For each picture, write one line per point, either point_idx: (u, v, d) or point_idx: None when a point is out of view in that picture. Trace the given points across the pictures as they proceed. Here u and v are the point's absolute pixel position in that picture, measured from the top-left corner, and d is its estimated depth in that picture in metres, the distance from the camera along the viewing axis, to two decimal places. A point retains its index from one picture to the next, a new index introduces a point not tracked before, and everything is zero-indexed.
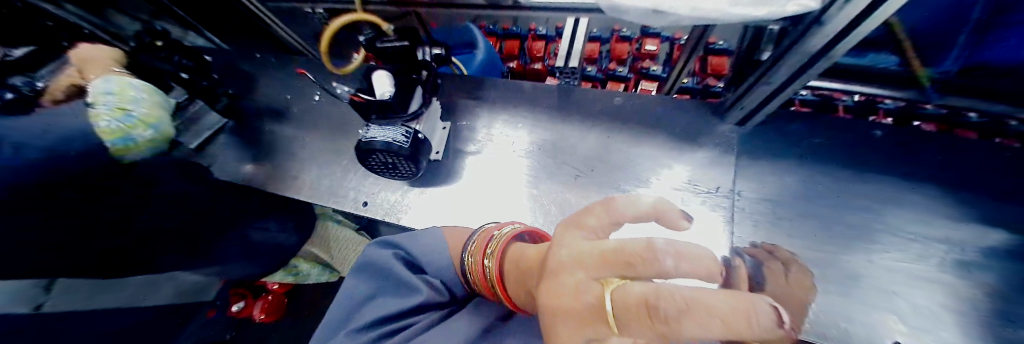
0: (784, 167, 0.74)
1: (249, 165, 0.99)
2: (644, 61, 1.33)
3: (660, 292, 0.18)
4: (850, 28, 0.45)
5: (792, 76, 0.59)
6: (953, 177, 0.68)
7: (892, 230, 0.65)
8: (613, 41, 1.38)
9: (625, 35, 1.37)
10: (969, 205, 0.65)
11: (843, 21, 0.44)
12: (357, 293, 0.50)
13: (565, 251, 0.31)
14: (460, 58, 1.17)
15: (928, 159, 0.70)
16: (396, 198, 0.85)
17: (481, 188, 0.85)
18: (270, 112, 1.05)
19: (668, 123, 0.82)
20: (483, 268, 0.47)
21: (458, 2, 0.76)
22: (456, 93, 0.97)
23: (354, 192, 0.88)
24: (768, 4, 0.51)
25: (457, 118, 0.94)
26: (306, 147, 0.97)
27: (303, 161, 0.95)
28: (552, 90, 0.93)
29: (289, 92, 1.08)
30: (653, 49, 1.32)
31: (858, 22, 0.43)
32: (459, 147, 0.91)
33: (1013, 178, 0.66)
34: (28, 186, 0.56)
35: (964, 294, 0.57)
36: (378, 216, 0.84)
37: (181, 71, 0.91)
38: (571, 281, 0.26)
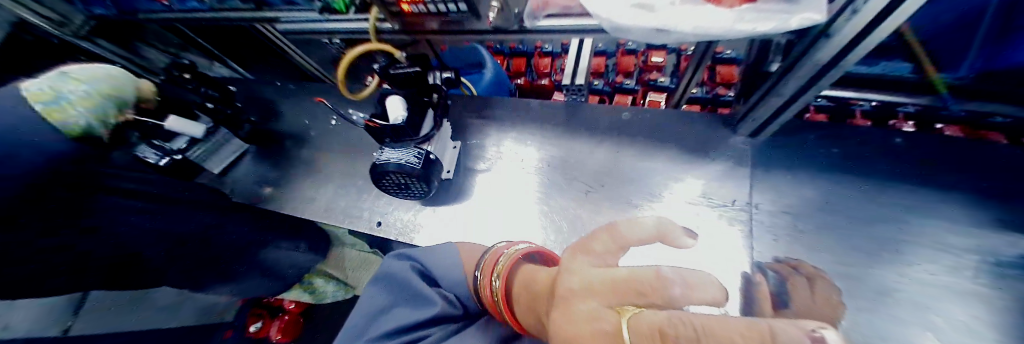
0: (801, 177, 0.72)
1: (268, 188, 1.03)
2: (651, 73, 1.35)
3: (673, 320, 0.19)
4: (859, 40, 0.45)
5: (803, 87, 0.59)
6: (986, 183, 0.64)
7: (925, 242, 0.61)
8: (619, 54, 1.42)
9: (630, 49, 1.40)
10: (1009, 213, 0.61)
11: (851, 32, 0.44)
12: (375, 305, 0.50)
13: (574, 278, 0.32)
14: (469, 78, 1.21)
15: (956, 165, 0.67)
16: (410, 218, 0.87)
17: (492, 205, 0.85)
18: (290, 136, 1.11)
19: (677, 136, 0.82)
20: (492, 286, 0.46)
21: (468, 29, 0.79)
22: (466, 113, 1.00)
23: (368, 212, 0.90)
24: (772, 19, 0.51)
25: (467, 136, 0.96)
26: (323, 170, 1.01)
27: (320, 183, 0.99)
28: (559, 107, 0.95)
29: (307, 117, 1.13)
30: (659, 61, 1.34)
31: (867, 34, 0.43)
32: (469, 165, 0.92)
33: None
34: (20, 187, 0.55)
35: (1016, 311, 0.53)
36: (392, 235, 0.85)
37: (207, 101, 0.94)
38: (585, 310, 0.26)
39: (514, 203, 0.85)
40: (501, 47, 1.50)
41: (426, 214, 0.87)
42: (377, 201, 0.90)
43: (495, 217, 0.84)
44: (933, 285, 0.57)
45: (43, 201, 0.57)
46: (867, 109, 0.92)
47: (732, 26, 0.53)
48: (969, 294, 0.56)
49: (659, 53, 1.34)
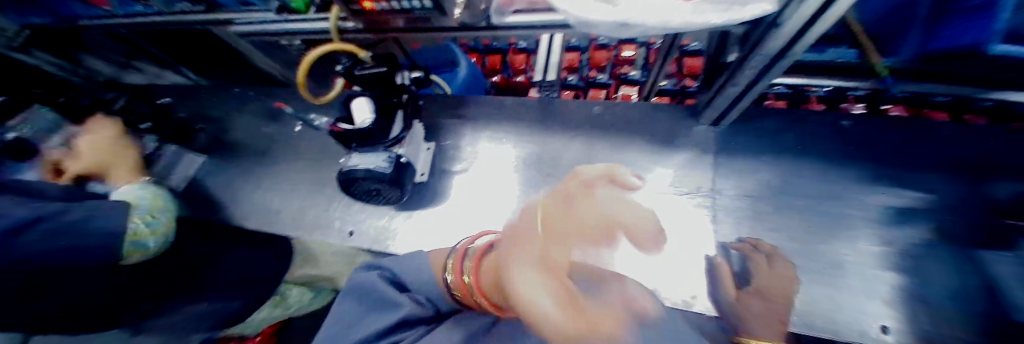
0: (762, 162, 0.75)
1: (231, 202, 0.97)
2: (624, 67, 1.38)
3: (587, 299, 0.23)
4: (806, 27, 0.47)
5: (758, 76, 0.61)
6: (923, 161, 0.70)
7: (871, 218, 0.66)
8: (592, 49, 1.43)
9: (603, 43, 1.41)
10: (943, 187, 0.66)
11: (797, 21, 0.46)
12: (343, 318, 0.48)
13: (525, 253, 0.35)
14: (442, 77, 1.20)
15: (897, 145, 0.72)
16: (384, 224, 0.85)
17: (469, 206, 0.85)
18: (255, 145, 1.05)
19: (646, 128, 0.84)
20: (463, 281, 0.46)
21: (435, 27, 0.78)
22: (438, 113, 0.98)
23: (340, 219, 0.87)
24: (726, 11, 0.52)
25: (441, 137, 0.95)
26: (290, 179, 0.96)
27: (287, 193, 0.94)
28: (532, 104, 0.95)
29: (272, 125, 1.08)
30: (631, 55, 1.37)
31: (812, 22, 0.45)
32: (444, 167, 0.91)
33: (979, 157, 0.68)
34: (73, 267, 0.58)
35: None
36: (366, 243, 0.83)
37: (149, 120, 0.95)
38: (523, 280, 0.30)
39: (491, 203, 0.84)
40: (475, 46, 1.49)
41: (401, 219, 0.85)
42: (349, 207, 0.87)
43: (471, 219, 0.82)
44: (880, 256, 0.61)
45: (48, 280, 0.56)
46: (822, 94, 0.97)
47: (690, 17, 0.54)
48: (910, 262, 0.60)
49: (631, 47, 1.36)
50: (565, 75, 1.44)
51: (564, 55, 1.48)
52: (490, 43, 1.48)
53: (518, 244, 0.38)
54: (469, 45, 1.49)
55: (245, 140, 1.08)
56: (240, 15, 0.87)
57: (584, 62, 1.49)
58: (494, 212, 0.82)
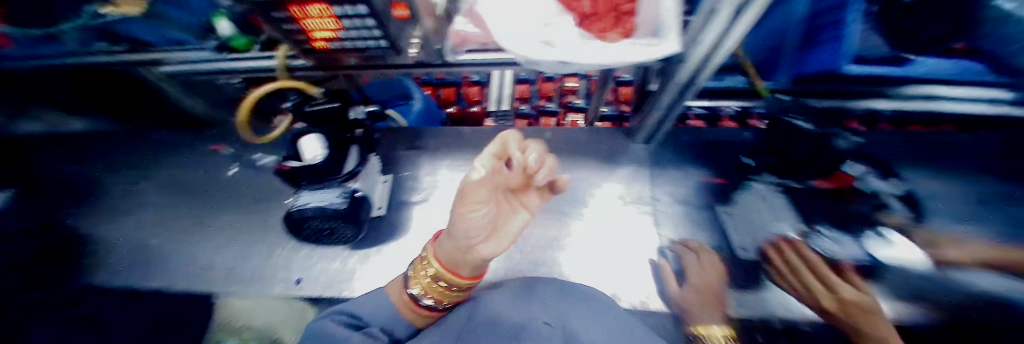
0: (689, 171, 0.87)
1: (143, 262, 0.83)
2: (569, 96, 1.52)
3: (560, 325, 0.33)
4: (705, 63, 0.58)
5: (675, 101, 0.73)
6: None
7: None
8: (540, 80, 1.55)
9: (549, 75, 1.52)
10: None
11: (698, 58, 0.57)
12: None
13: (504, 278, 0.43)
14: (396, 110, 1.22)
15: None
16: (337, 267, 0.78)
17: (430, 236, 0.83)
18: (183, 197, 0.94)
19: (592, 148, 0.93)
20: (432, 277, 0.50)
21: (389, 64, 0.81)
22: (395, 146, 0.98)
23: (285, 269, 0.79)
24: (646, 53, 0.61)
25: (398, 170, 0.94)
26: (224, 228, 0.86)
27: (219, 244, 0.84)
28: (488, 132, 1.00)
29: (204, 171, 0.98)
30: (574, 86, 1.52)
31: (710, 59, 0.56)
32: (403, 198, 0.89)
33: None
34: None
35: None
36: (317, 291, 0.75)
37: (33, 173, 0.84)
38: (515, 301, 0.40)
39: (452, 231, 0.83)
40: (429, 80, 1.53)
41: (356, 260, 0.79)
42: (296, 256, 0.79)
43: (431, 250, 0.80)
44: (747, 216, 0.71)
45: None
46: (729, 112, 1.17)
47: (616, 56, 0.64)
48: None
49: (572, 79, 1.51)
50: (518, 105, 1.55)
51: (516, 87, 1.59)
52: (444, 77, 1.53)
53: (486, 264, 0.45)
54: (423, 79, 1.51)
55: (171, 191, 0.96)
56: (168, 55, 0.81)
57: (534, 93, 1.62)
58: None
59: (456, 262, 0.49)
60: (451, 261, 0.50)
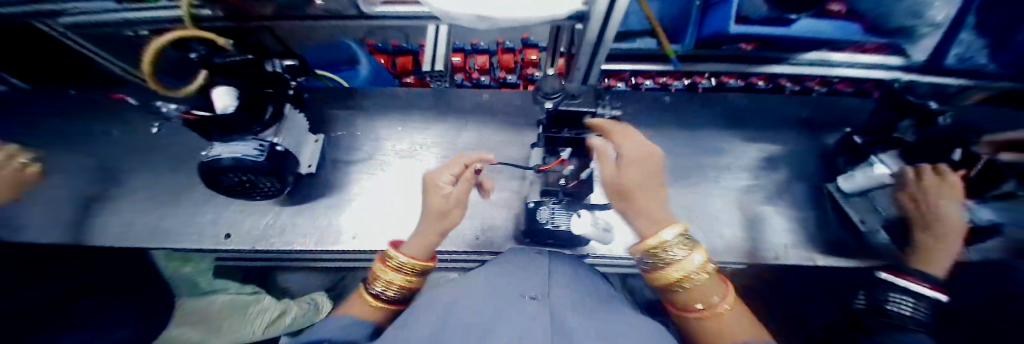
0: None
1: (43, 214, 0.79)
2: (529, 69, 1.46)
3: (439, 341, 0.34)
4: (606, 15, 0.59)
5: (589, 62, 0.76)
6: (718, 121, 0.97)
7: (692, 166, 0.91)
8: (500, 52, 1.48)
9: (509, 47, 1.47)
10: (722, 137, 0.95)
11: (598, 14, 0.58)
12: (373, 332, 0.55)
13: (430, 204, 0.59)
14: (343, 75, 1.22)
15: (690, 114, 0.98)
16: (267, 223, 0.80)
17: (374, 196, 0.85)
18: (112, 159, 0.89)
19: (521, 110, 0.99)
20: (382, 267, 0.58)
21: (300, 15, 0.74)
22: (329, 105, 0.97)
23: (213, 226, 0.79)
24: (548, 10, 0.60)
25: (332, 131, 0.94)
26: (139, 189, 0.83)
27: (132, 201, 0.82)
28: (427, 94, 1.00)
29: (119, 128, 0.94)
30: (535, 58, 1.44)
31: (608, 12, 0.57)
32: (337, 157, 0.90)
33: (751, 118, 0.96)
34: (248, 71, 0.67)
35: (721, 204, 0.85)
36: (245, 246, 0.77)
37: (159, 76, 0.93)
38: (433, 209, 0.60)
39: (390, 196, 0.85)
40: (384, 47, 1.44)
41: (289, 216, 0.81)
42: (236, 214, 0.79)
43: (363, 210, 0.83)
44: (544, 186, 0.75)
45: (204, 124, 0.62)
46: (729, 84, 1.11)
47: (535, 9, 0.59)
48: (699, 202, 0.85)
49: (534, 51, 1.44)
50: (476, 76, 1.48)
51: (474, 57, 1.49)
52: (399, 44, 1.40)
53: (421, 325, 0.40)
54: (377, 46, 1.42)
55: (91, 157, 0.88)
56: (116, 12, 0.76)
57: (495, 64, 1.54)
58: (391, 206, 0.84)
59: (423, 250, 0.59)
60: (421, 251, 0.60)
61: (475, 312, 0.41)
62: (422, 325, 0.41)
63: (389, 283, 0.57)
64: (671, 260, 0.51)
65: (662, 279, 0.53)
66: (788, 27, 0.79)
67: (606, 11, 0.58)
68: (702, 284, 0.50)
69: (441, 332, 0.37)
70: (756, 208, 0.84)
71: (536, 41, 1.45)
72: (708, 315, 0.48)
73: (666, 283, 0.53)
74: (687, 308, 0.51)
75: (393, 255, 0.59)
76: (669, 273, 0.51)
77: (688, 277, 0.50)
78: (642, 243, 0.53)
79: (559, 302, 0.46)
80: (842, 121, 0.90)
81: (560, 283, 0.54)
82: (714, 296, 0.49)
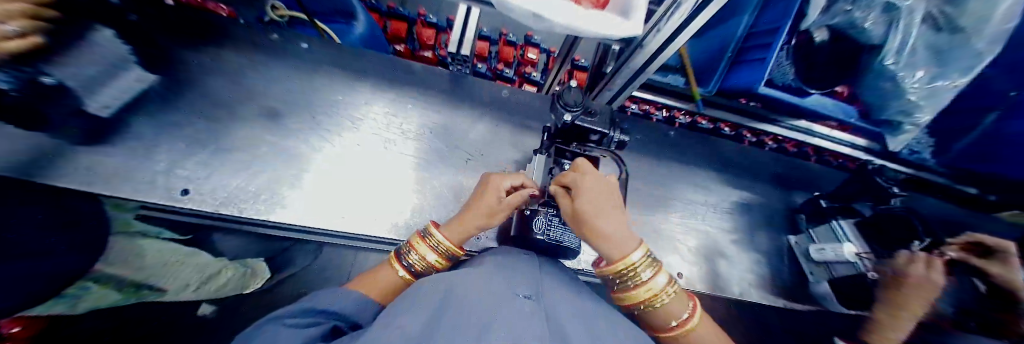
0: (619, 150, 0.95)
1: None
2: (526, 67, 1.43)
3: (456, 331, 0.33)
4: (663, 48, 0.59)
5: (625, 85, 0.76)
6: (719, 162, 1.02)
7: (685, 200, 0.96)
8: (501, 43, 1.44)
9: (512, 40, 1.45)
10: (718, 179, 1.01)
11: (657, 43, 0.58)
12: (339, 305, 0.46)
13: (493, 203, 0.59)
14: (332, 27, 1.07)
15: (698, 151, 1.01)
16: (239, 185, 0.69)
17: (370, 175, 0.78)
18: None
19: (535, 113, 0.96)
20: (415, 259, 0.60)
21: None
22: (329, 66, 0.87)
23: (168, 174, 0.66)
24: (616, 27, 0.56)
25: (330, 93, 0.84)
26: None
27: None
28: (442, 76, 0.94)
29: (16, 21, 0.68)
30: (534, 58, 1.43)
31: (667, 45, 0.58)
32: (336, 125, 0.81)
33: (746, 165, 1.03)
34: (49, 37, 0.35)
35: (703, 238, 0.93)
36: (209, 208, 0.65)
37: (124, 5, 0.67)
38: (491, 209, 0.60)
39: (384, 178, 0.79)
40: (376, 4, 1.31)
41: (266, 180, 0.71)
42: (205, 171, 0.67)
43: (354, 188, 0.76)
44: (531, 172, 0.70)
45: None
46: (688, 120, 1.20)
47: (599, 26, 0.56)
48: (685, 235, 0.92)
49: (533, 50, 1.43)
50: (473, 62, 1.42)
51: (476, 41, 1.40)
52: (395, 7, 1.31)
53: (422, 319, 0.38)
54: (370, 3, 1.30)
55: None
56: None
57: (493, 53, 1.49)
58: (384, 189, 0.78)
59: (462, 237, 0.60)
60: (455, 237, 0.61)
61: (482, 303, 0.40)
62: (418, 313, 0.39)
63: (421, 259, 0.60)
64: (641, 280, 0.52)
65: (635, 298, 0.55)
66: (802, 98, 0.88)
67: (666, 46, 0.59)
68: (670, 303, 0.53)
69: (456, 324, 0.35)
70: (730, 249, 0.93)
71: (539, 41, 1.46)
72: (683, 333, 0.52)
73: (631, 301, 0.56)
74: (661, 326, 0.54)
75: (432, 234, 0.60)
76: (638, 293, 0.53)
77: (656, 297, 0.53)
78: (613, 265, 0.52)
79: (553, 305, 0.45)
80: (811, 185, 1.02)
81: (552, 279, 0.55)
82: (681, 313, 0.53)
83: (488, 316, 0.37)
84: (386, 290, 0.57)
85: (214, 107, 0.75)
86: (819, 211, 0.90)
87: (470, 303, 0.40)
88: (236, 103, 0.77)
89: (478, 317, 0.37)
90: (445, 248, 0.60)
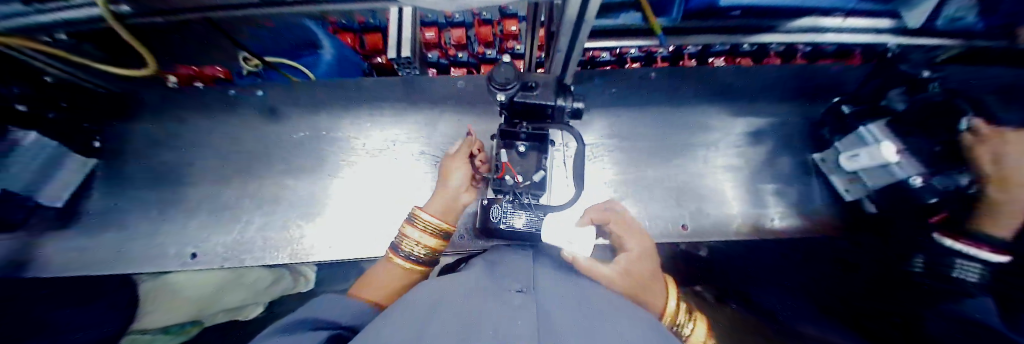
0: (593, 112, 0.91)
1: None
2: (508, 42, 1.33)
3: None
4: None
5: (568, 45, 0.69)
6: (713, 95, 0.90)
7: (672, 145, 0.89)
8: (476, 24, 1.33)
9: (486, 18, 1.32)
10: (713, 112, 0.91)
11: None
12: (339, 316, 0.40)
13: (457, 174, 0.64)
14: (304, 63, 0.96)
15: (684, 89, 0.91)
16: (236, 240, 0.77)
17: (358, 201, 0.83)
18: None
19: None
20: (413, 250, 0.56)
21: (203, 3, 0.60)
22: (284, 108, 0.88)
23: (178, 243, 0.76)
24: None
25: (292, 131, 0.87)
26: (76, 211, 0.75)
27: (72, 225, 0.74)
28: (395, 84, 0.90)
29: None
30: (515, 30, 1.28)
31: None
32: (307, 163, 0.86)
33: (749, 88, 0.89)
34: None
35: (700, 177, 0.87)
36: (216, 265, 0.75)
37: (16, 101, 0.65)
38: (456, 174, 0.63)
39: (367, 205, 0.83)
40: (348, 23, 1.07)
41: (257, 226, 0.79)
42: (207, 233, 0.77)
43: (349, 220, 0.81)
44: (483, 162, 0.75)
45: None
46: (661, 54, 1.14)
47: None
48: (682, 181, 0.86)
49: (513, 21, 1.28)
50: (453, 53, 1.35)
51: (450, 30, 1.33)
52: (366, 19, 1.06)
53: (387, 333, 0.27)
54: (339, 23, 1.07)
55: None
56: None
57: (473, 39, 1.38)
58: (366, 217, 0.82)
59: (443, 211, 0.62)
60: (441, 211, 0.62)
61: (464, 316, 0.28)
62: (410, 312, 0.32)
63: (420, 245, 0.57)
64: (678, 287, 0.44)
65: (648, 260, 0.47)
66: None
67: None
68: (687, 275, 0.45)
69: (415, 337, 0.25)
70: (736, 186, 0.86)
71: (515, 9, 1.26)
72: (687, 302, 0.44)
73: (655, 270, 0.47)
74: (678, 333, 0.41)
75: (419, 217, 0.58)
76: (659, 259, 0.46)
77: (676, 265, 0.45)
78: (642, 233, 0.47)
79: (554, 299, 0.35)
80: (831, 91, 0.87)
81: (550, 270, 0.46)
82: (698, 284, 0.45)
83: (465, 325, 0.26)
84: (394, 287, 0.52)
85: (202, 174, 0.83)
86: (842, 121, 0.76)
87: (451, 317, 0.29)
88: (218, 165, 0.84)
89: (452, 326, 0.26)
90: (435, 226, 0.58)
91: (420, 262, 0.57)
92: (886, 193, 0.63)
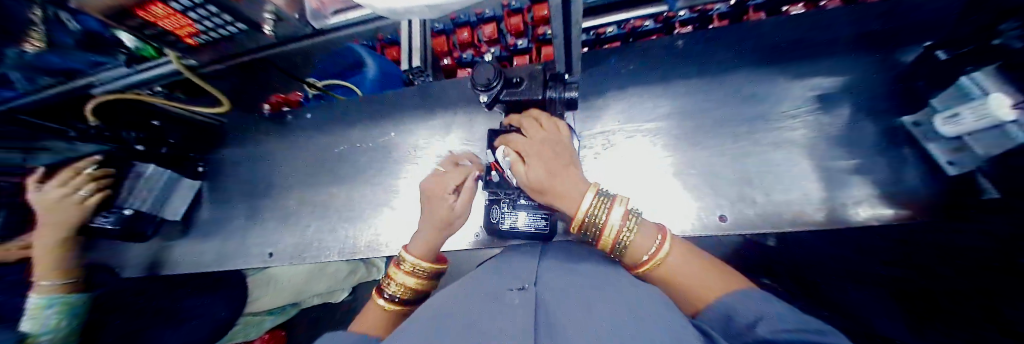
0: (608, 96, 0.84)
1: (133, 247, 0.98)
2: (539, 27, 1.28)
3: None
4: None
5: None
6: (756, 57, 0.76)
7: (705, 124, 0.77)
8: (506, 16, 1.33)
9: (516, 7, 1.31)
10: (758, 78, 0.76)
11: None
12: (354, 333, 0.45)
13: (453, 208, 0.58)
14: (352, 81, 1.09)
15: (716, 57, 0.78)
16: (297, 241, 0.94)
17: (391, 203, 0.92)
18: None
19: None
20: (396, 289, 0.61)
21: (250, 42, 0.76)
22: (326, 126, 1.03)
23: (259, 244, 0.96)
24: None
25: (333, 146, 1.01)
26: (196, 222, 1.01)
27: (195, 232, 1.00)
28: (413, 93, 0.97)
29: None
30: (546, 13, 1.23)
31: None
32: (345, 172, 0.98)
33: (805, 43, 0.73)
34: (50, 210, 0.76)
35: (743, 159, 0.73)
36: (284, 261, 0.92)
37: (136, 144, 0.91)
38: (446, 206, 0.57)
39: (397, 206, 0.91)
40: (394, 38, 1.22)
41: (312, 229, 0.94)
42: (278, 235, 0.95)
43: (382, 220, 0.90)
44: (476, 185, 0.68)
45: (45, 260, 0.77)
46: (723, 11, 1.04)
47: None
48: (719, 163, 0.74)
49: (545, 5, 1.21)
50: (485, 48, 1.38)
51: (483, 26, 1.36)
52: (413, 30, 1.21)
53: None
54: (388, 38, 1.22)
55: None
56: (97, 75, 0.73)
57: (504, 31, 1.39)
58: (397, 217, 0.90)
59: (424, 251, 0.61)
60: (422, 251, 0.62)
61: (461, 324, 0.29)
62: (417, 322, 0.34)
63: (401, 285, 0.61)
64: (599, 223, 0.44)
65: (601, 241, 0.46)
66: None
67: None
68: (634, 241, 0.44)
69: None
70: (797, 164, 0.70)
71: None
72: (653, 266, 0.44)
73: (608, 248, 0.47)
74: (631, 264, 0.45)
75: (403, 259, 0.61)
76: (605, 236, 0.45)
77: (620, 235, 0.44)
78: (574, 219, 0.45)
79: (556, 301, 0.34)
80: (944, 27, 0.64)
81: (558, 268, 0.45)
82: (648, 248, 0.44)
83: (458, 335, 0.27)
84: (380, 325, 0.59)
85: (272, 187, 1.03)
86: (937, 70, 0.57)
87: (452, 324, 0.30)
88: (282, 179, 1.02)
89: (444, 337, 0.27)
90: (419, 269, 0.61)
91: (400, 303, 0.61)
92: (990, 165, 0.43)
